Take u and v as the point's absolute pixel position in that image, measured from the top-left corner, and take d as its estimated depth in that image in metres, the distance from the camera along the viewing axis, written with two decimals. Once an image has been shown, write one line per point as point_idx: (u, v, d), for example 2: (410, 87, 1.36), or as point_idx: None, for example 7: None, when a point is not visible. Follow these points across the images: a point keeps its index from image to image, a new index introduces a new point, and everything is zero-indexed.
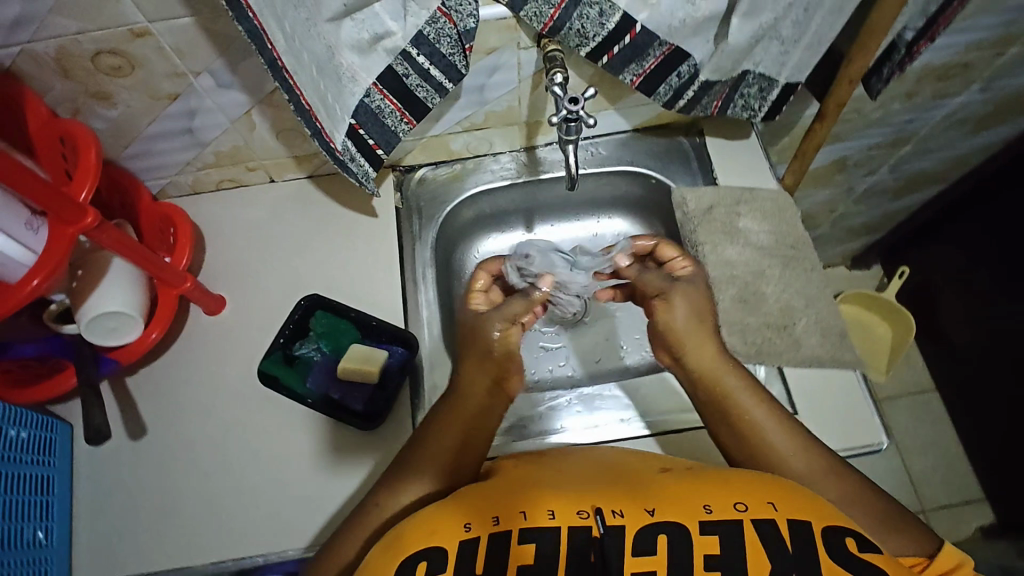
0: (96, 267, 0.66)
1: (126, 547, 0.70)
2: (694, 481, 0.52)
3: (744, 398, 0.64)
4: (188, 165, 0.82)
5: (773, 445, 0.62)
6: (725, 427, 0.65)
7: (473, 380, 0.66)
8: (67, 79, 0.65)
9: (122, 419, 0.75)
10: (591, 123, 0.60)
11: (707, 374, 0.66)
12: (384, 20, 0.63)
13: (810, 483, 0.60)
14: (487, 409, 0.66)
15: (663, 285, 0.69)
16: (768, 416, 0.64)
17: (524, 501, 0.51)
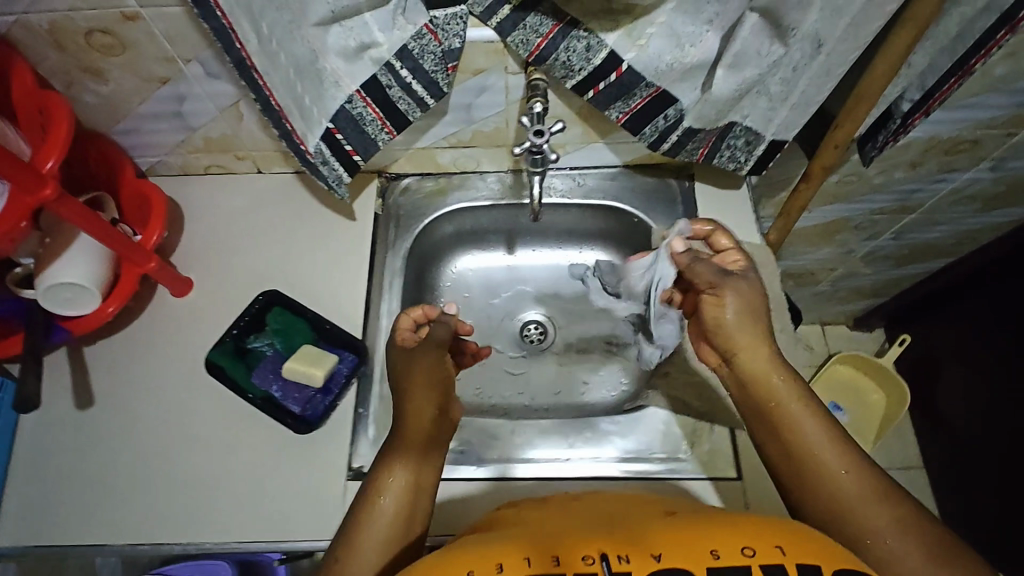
0: (62, 238, 0.68)
1: (52, 515, 0.70)
2: (693, 525, 0.49)
3: (794, 406, 0.61)
4: (177, 147, 0.82)
5: (821, 462, 0.58)
6: (773, 437, 0.61)
7: (420, 405, 0.65)
8: (60, 52, 0.67)
9: (72, 388, 0.76)
10: (552, 157, 0.66)
11: (757, 379, 0.64)
12: (372, 29, 0.63)
13: (863, 505, 0.55)
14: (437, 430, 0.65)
15: (715, 278, 0.66)
16: (819, 427, 0.60)
17: (527, 547, 0.47)
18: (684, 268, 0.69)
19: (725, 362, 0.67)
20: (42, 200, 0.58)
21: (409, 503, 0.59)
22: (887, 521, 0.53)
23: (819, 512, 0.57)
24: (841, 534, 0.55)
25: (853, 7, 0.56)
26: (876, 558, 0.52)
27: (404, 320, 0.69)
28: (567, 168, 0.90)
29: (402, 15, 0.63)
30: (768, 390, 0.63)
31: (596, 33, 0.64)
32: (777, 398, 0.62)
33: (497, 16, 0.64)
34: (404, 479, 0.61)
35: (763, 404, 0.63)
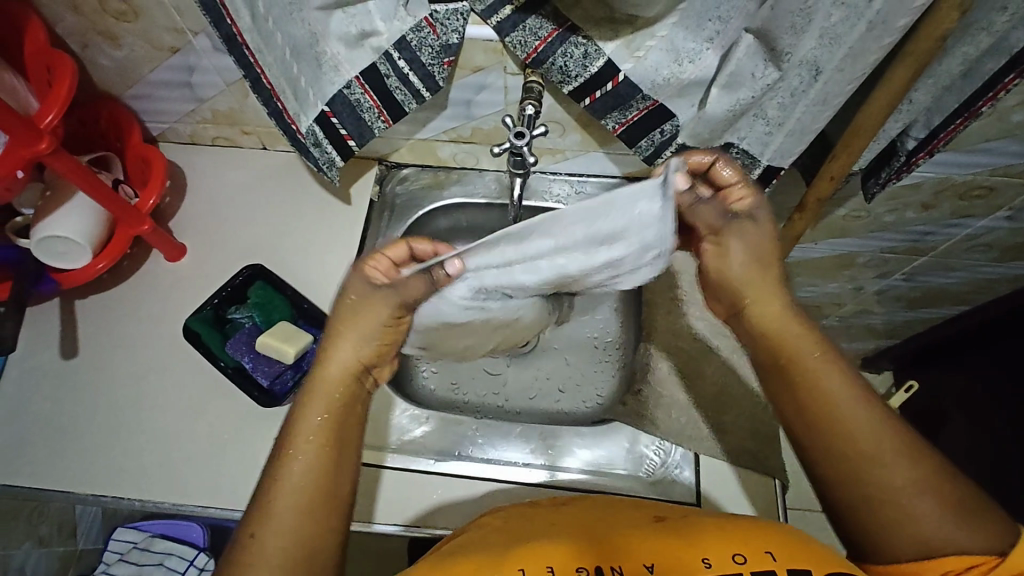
0: (61, 194, 0.70)
1: (25, 457, 0.73)
2: (689, 530, 0.50)
3: (814, 360, 0.57)
4: (186, 117, 0.84)
5: (837, 416, 0.54)
6: (786, 392, 0.58)
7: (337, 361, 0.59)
8: (76, 14, 0.69)
9: (61, 338, 0.79)
10: (530, 161, 0.66)
11: (770, 331, 0.59)
12: (373, 18, 0.63)
13: (885, 461, 0.52)
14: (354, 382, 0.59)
15: (717, 222, 0.60)
16: (843, 384, 0.55)
17: (518, 557, 0.48)
18: (684, 210, 0.61)
19: (733, 310, 0.62)
20: (39, 155, 0.60)
21: (317, 459, 0.54)
22: (907, 483, 0.51)
23: (839, 473, 0.54)
24: (863, 497, 0.53)
25: (852, 36, 0.55)
26: (889, 520, 0.52)
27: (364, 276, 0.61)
28: (567, 175, 0.89)
29: (404, 7, 0.63)
30: (783, 342, 0.58)
31: (595, 41, 0.63)
32: (793, 352, 0.58)
33: (498, 15, 0.64)
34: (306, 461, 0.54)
35: (780, 355, 0.58)
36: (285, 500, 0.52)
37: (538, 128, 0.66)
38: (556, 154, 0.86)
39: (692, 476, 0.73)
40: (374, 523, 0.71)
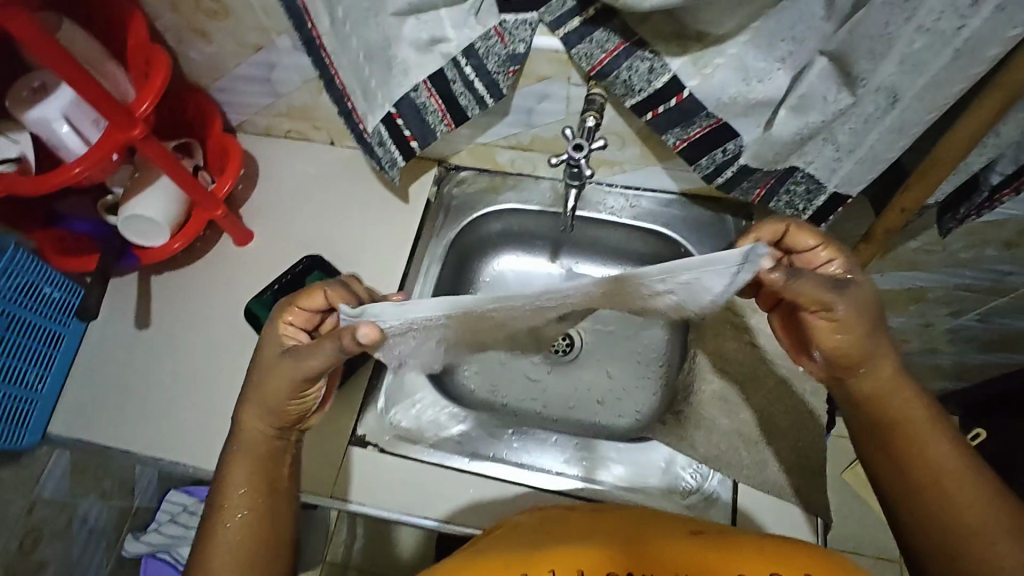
0: (147, 176, 0.76)
1: (97, 416, 0.79)
2: (727, 544, 0.47)
3: (922, 429, 0.56)
4: (263, 110, 0.89)
5: (938, 483, 0.54)
6: (886, 457, 0.57)
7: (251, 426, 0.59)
8: (175, 12, 0.74)
9: (136, 309, 0.85)
10: (585, 174, 0.68)
11: (877, 395, 0.57)
12: (444, 25, 0.65)
13: (988, 535, 0.51)
14: (274, 439, 0.60)
15: (828, 296, 0.51)
16: (953, 467, 0.54)
17: (549, 558, 0.47)
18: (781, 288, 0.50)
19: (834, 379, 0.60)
20: (132, 138, 0.65)
21: (243, 525, 0.57)
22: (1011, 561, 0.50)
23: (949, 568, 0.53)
24: None
25: (936, 64, 0.53)
26: None
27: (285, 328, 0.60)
28: (623, 188, 0.89)
29: (475, 16, 0.65)
30: (912, 437, 0.56)
31: (662, 58, 0.62)
32: (900, 417, 0.56)
33: (566, 26, 0.64)
34: (233, 525, 0.57)
35: (886, 420, 0.57)
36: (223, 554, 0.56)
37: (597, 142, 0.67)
38: (612, 166, 0.85)
39: (727, 500, 0.72)
40: (350, 501, 0.73)
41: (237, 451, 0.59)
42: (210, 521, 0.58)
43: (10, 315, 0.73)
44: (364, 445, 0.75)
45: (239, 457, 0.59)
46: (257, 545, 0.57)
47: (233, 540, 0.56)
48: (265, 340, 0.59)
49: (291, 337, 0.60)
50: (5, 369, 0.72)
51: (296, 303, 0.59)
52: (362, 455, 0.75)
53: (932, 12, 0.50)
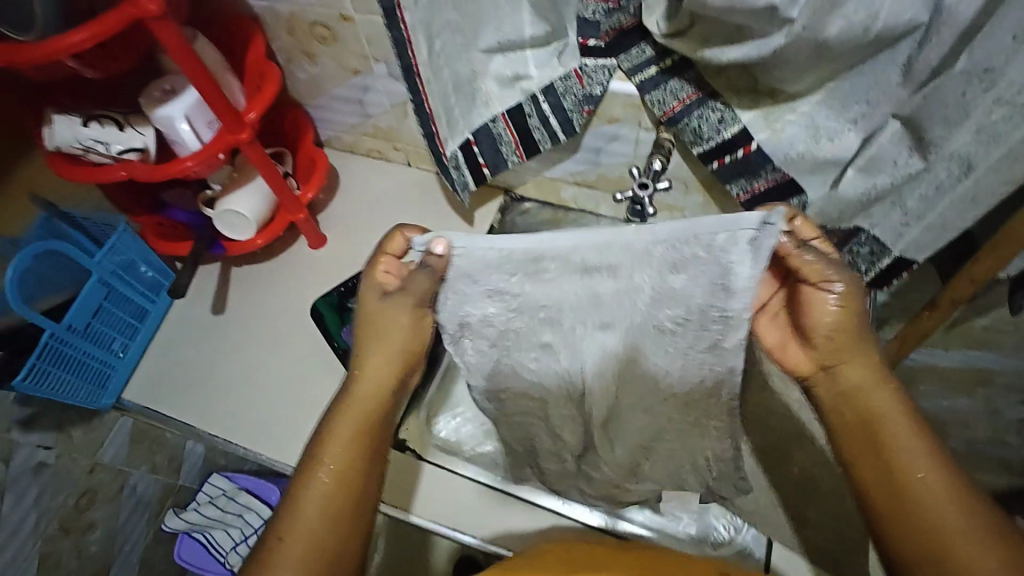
0: (244, 176, 0.83)
1: (166, 388, 0.86)
2: None
3: (896, 425, 0.53)
4: (351, 128, 0.97)
5: (915, 484, 0.51)
6: (862, 453, 0.54)
7: (370, 369, 0.60)
8: (289, 36, 0.83)
9: (214, 295, 0.92)
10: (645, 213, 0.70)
11: (857, 389, 0.56)
12: (528, 64, 0.70)
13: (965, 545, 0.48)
14: (389, 392, 0.60)
15: (828, 269, 0.55)
16: (928, 464, 0.51)
17: None
18: (789, 254, 0.55)
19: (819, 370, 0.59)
20: (239, 140, 0.72)
21: (342, 478, 0.55)
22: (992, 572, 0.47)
23: None
24: None
25: (1014, 137, 0.52)
26: None
27: (378, 274, 0.61)
28: None
29: (557, 59, 0.70)
30: (887, 431, 0.53)
31: (733, 109, 0.65)
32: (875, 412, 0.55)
33: (642, 74, 0.68)
34: (330, 476, 0.54)
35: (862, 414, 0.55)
36: (316, 509, 0.53)
37: (663, 183, 0.69)
38: (673, 210, 0.87)
39: (761, 558, 0.69)
40: (412, 515, 0.75)
41: (349, 402, 0.59)
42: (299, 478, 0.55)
43: (108, 287, 0.80)
44: (402, 450, 0.78)
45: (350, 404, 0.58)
46: (355, 496, 0.55)
47: (326, 498, 0.54)
48: (364, 290, 0.61)
49: (387, 283, 0.61)
50: (96, 335, 0.80)
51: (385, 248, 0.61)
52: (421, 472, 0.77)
53: (1013, 85, 0.49)
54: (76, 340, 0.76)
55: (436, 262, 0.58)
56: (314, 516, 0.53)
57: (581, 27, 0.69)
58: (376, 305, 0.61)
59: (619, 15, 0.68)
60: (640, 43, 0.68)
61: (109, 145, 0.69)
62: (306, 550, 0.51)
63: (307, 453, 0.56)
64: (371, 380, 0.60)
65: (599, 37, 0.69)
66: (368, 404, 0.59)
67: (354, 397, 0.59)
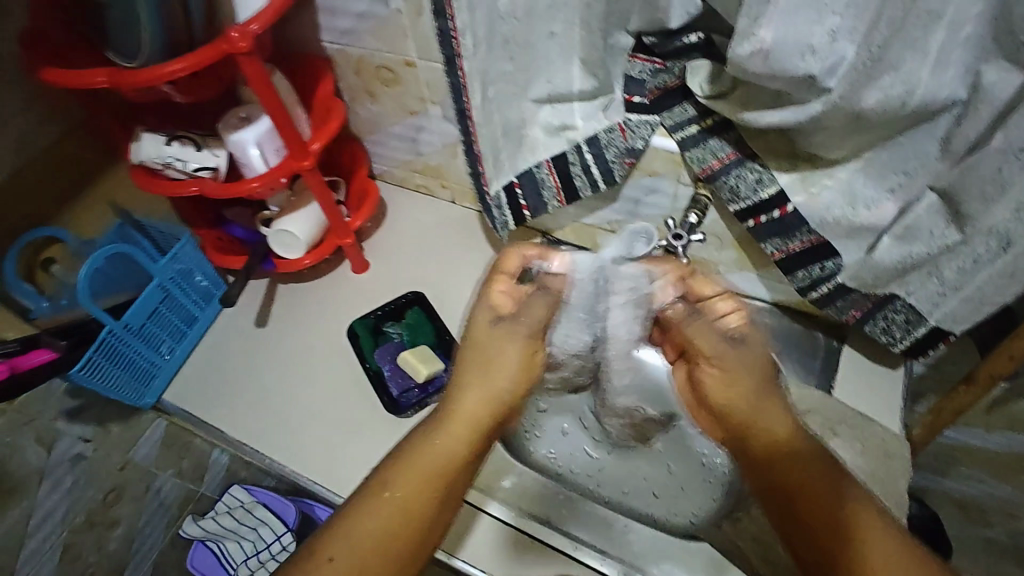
0: (300, 199, 0.88)
1: (204, 393, 0.89)
2: None
3: (804, 471, 0.53)
4: (403, 164, 1.03)
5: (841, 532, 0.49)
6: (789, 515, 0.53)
7: (473, 390, 0.58)
8: (357, 77, 0.90)
9: (258, 309, 0.96)
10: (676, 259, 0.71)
11: (762, 445, 0.56)
12: (575, 116, 0.74)
13: None
14: (488, 420, 0.58)
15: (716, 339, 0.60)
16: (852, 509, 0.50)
17: None
18: (680, 321, 0.63)
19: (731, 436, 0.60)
20: (301, 167, 0.78)
21: (413, 501, 0.52)
22: None
23: None
24: None
25: None
26: None
27: (500, 293, 0.62)
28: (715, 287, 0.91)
29: (601, 112, 0.74)
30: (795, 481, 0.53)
31: (771, 170, 0.67)
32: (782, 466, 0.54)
33: (684, 131, 0.71)
34: (399, 495, 0.52)
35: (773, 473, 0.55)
36: (375, 524, 0.51)
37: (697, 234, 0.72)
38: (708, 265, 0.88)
39: None
40: (457, 557, 0.73)
41: (445, 421, 0.56)
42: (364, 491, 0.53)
43: (165, 292, 0.85)
44: None
45: (445, 423, 0.56)
46: (422, 524, 0.53)
47: (387, 517, 0.52)
48: (480, 308, 0.62)
49: (504, 305, 0.61)
50: (147, 336, 0.84)
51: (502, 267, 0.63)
52: (479, 521, 0.74)
53: None
54: (127, 338, 0.80)
55: (557, 288, 0.63)
56: (370, 532, 0.51)
57: (627, 84, 0.72)
58: (494, 326, 0.60)
59: (663, 75, 0.71)
60: (682, 102, 0.71)
61: (185, 162, 0.76)
62: (352, 571, 0.49)
63: (382, 464, 0.55)
64: (473, 403, 0.57)
65: (644, 94, 0.72)
66: (461, 426, 0.56)
67: (453, 417, 0.57)
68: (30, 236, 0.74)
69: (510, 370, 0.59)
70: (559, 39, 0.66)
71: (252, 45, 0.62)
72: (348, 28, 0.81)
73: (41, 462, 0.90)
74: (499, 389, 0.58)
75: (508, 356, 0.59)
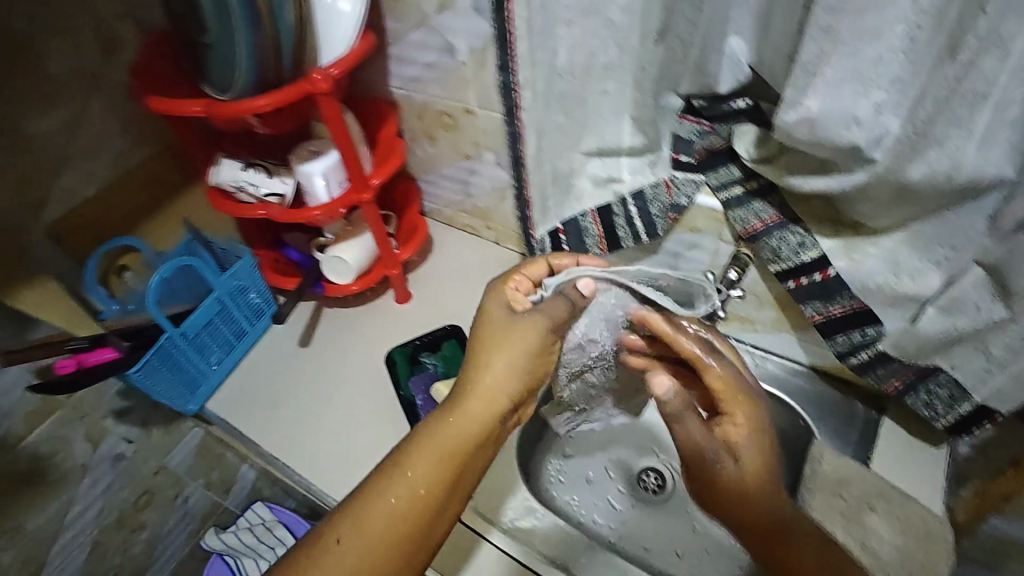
0: (354, 228, 0.92)
1: (243, 405, 0.91)
2: None
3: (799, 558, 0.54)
4: (453, 203, 1.08)
5: None
6: None
7: (494, 370, 0.60)
8: (417, 121, 0.93)
9: (303, 329, 1.00)
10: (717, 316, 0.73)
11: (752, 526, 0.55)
12: (623, 169, 0.77)
13: None
14: (504, 398, 0.61)
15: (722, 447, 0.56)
16: None
17: None
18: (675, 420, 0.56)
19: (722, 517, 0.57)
20: (360, 199, 0.82)
21: (430, 485, 0.55)
22: None
23: None
24: None
25: None
26: None
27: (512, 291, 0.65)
28: (752, 346, 0.90)
29: (648, 169, 0.77)
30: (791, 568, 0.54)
31: (814, 234, 0.69)
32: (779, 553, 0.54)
33: (728, 192, 0.73)
34: (418, 475, 0.55)
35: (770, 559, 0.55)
36: (388, 506, 0.54)
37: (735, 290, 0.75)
38: (746, 323, 0.88)
39: None
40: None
41: (464, 402, 0.60)
42: (379, 471, 0.56)
43: (221, 304, 0.88)
44: None
45: (462, 402, 0.59)
46: (435, 507, 0.55)
47: (400, 499, 0.54)
48: (495, 301, 0.64)
49: (515, 297, 0.64)
50: (199, 346, 0.87)
51: (523, 270, 0.68)
52: (480, 547, 0.75)
53: None
54: (179, 347, 0.83)
55: (577, 298, 0.62)
56: (383, 518, 0.53)
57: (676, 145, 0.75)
58: (505, 316, 0.62)
59: (711, 137, 0.74)
60: (729, 163, 0.74)
61: (257, 187, 0.80)
62: (361, 555, 0.52)
63: (400, 447, 0.58)
64: (490, 386, 0.60)
65: (692, 155, 0.74)
66: (484, 408, 0.60)
67: (469, 398, 0.60)
68: (107, 244, 0.79)
69: (526, 353, 0.61)
70: (612, 98, 0.71)
71: (332, 85, 0.68)
72: (414, 76, 0.85)
73: (84, 457, 0.95)
74: (520, 366, 0.61)
75: (525, 341, 0.61)
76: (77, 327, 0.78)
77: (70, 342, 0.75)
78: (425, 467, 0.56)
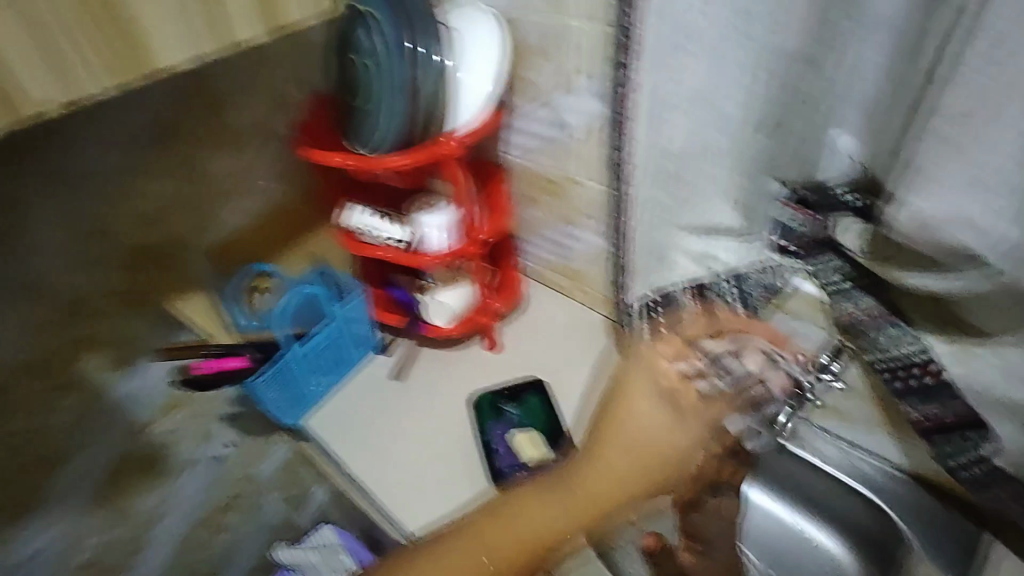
0: (457, 275, 0.99)
1: (335, 430, 0.97)
2: None
3: None
4: (544, 262, 1.10)
5: None
6: None
7: (616, 460, 0.81)
8: (526, 185, 1.00)
9: (393, 364, 1.04)
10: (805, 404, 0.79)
11: None
12: (721, 248, 0.78)
13: None
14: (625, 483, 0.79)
15: None
16: None
17: None
18: None
19: None
20: (467, 250, 0.92)
21: (548, 531, 0.75)
22: None
23: None
24: None
25: None
26: None
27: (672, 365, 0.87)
28: (841, 437, 0.85)
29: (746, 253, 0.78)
30: None
31: (918, 332, 0.67)
32: None
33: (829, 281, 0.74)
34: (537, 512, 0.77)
35: None
36: (516, 526, 0.76)
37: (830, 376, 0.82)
38: (834, 415, 0.84)
39: None
40: None
41: (596, 466, 0.81)
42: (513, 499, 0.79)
43: (330, 333, 0.94)
44: None
45: (595, 478, 0.80)
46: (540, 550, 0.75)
47: (519, 523, 0.76)
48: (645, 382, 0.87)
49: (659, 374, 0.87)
50: (306, 368, 0.93)
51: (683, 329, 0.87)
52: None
53: None
54: (296, 365, 0.91)
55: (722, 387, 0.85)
56: (500, 537, 0.75)
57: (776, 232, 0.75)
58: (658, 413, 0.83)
59: (815, 229, 0.72)
60: (830, 253, 0.73)
61: (380, 231, 0.89)
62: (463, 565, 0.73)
63: (527, 489, 0.80)
64: (620, 469, 0.80)
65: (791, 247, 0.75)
66: (607, 477, 0.80)
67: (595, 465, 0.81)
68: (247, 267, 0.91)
69: (672, 452, 0.81)
70: (716, 180, 0.73)
71: (461, 150, 0.77)
72: (530, 146, 0.94)
73: (192, 451, 1.01)
74: (653, 469, 0.80)
75: (677, 442, 0.82)
76: (214, 333, 0.90)
77: (206, 347, 0.87)
78: (557, 519, 0.76)
